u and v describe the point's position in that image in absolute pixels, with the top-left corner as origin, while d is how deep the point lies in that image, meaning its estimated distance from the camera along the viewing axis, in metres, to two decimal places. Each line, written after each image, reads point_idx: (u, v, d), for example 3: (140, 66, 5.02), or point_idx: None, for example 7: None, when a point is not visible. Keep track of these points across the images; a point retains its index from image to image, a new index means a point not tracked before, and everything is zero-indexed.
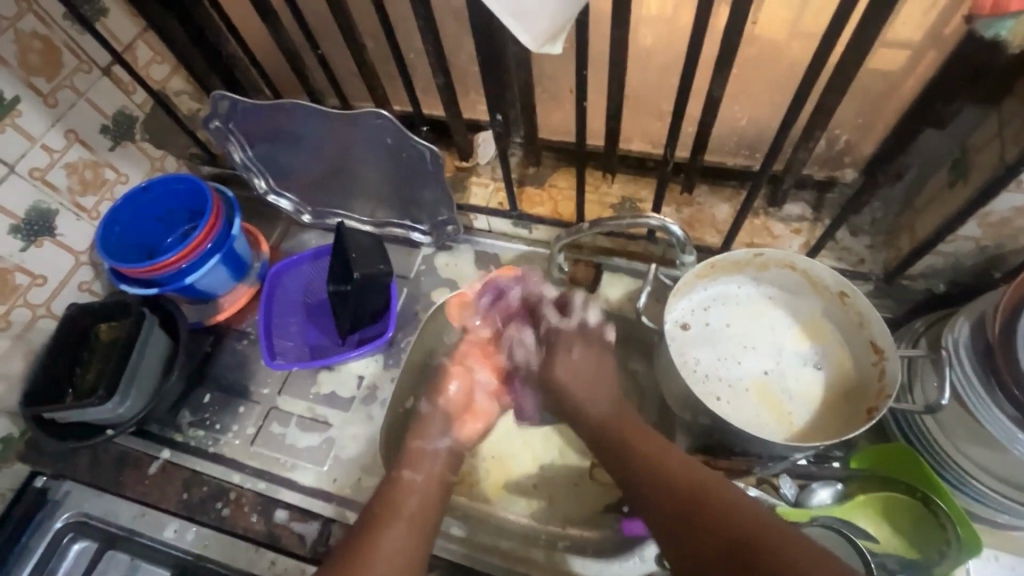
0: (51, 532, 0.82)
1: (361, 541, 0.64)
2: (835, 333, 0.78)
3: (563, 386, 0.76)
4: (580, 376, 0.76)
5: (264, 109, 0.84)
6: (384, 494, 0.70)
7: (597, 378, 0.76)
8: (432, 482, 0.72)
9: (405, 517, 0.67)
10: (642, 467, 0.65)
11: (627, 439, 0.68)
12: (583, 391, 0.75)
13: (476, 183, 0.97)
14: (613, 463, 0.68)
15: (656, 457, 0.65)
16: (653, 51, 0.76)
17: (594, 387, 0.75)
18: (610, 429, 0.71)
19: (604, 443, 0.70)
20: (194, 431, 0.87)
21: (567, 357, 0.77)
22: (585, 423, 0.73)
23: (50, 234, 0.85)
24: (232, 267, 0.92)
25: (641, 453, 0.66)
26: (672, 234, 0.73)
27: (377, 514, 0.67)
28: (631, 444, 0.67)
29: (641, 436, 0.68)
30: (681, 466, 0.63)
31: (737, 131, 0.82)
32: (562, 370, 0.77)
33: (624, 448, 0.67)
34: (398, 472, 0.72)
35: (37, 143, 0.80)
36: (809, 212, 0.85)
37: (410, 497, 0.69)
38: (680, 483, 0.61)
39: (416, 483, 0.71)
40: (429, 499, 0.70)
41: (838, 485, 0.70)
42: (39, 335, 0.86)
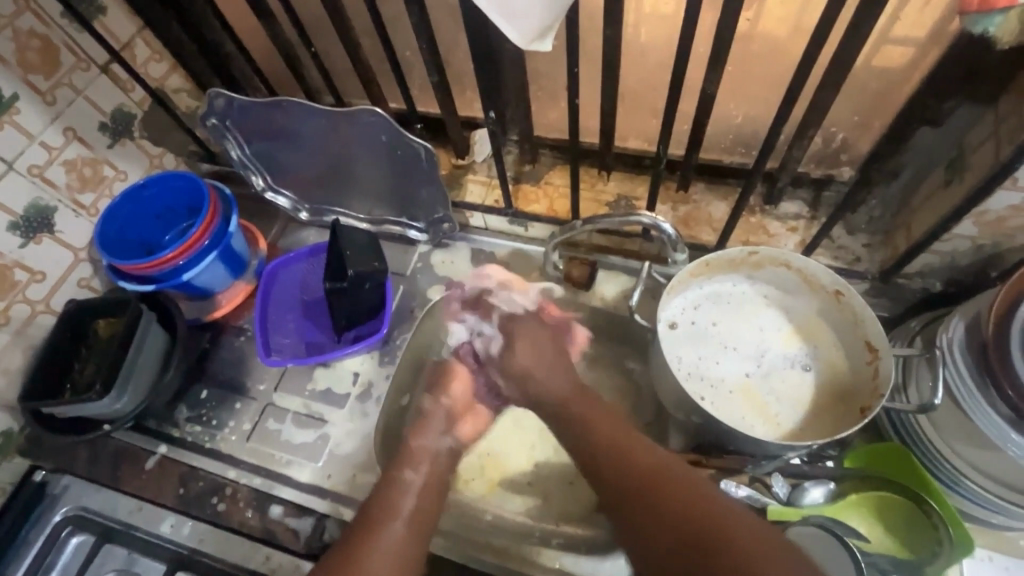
0: (49, 525, 0.83)
1: (354, 543, 0.64)
2: (830, 332, 0.78)
3: (524, 368, 0.80)
4: (540, 356, 0.80)
5: (260, 107, 0.85)
6: (381, 492, 0.70)
7: (552, 368, 0.78)
8: (431, 484, 0.73)
9: (404, 518, 0.67)
10: (604, 448, 0.66)
11: (591, 423, 0.70)
12: (544, 370, 0.78)
13: (472, 180, 0.97)
14: (575, 443, 0.70)
15: (618, 439, 0.66)
16: (648, 49, 0.75)
17: (556, 367, 0.79)
18: (576, 411, 0.72)
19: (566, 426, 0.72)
20: (190, 427, 0.87)
21: (527, 343, 0.82)
22: (546, 400, 0.76)
23: (49, 231, 0.85)
24: (229, 264, 0.92)
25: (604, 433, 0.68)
26: (663, 232, 0.73)
27: (372, 517, 0.67)
28: (596, 426, 0.69)
29: (605, 419, 0.69)
30: (642, 450, 0.64)
31: (733, 129, 0.81)
32: (523, 353, 0.81)
33: (588, 431, 0.69)
34: (398, 472, 0.72)
35: (35, 141, 0.81)
36: (806, 211, 0.84)
37: (409, 497, 0.70)
38: (640, 465, 0.63)
39: (416, 483, 0.71)
40: (428, 499, 0.71)
41: (831, 484, 0.69)
42: (38, 330, 0.86)
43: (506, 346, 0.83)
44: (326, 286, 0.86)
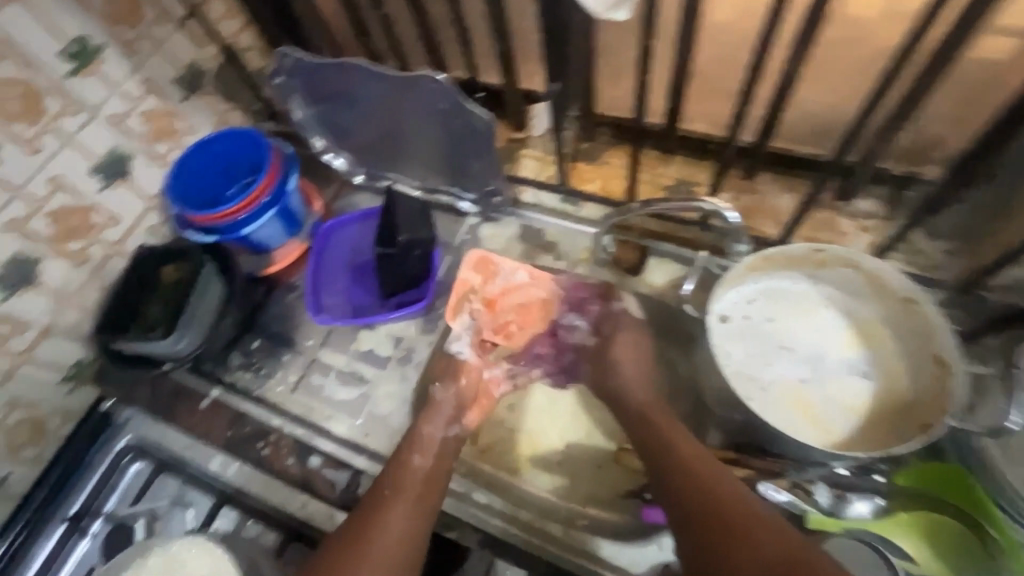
0: (112, 452, 0.89)
1: (359, 529, 0.67)
2: (895, 341, 0.74)
3: (609, 367, 0.79)
4: (635, 357, 0.79)
5: (325, 68, 0.86)
6: (392, 473, 0.73)
7: (641, 376, 0.77)
8: (436, 471, 0.74)
9: (409, 500, 0.70)
10: (680, 468, 0.64)
11: (672, 445, 0.66)
12: (630, 370, 0.77)
13: (527, 155, 0.96)
14: (652, 461, 0.67)
15: (697, 464, 0.63)
16: (725, 26, 0.71)
17: (641, 369, 0.78)
18: (657, 428, 0.70)
19: (647, 446, 0.69)
20: (241, 373, 0.92)
21: (618, 348, 0.80)
22: (629, 405, 0.75)
23: (124, 178, 0.89)
24: (286, 221, 0.95)
25: (683, 454, 0.65)
26: (726, 220, 0.69)
27: (380, 502, 0.69)
28: (675, 448, 0.66)
29: (685, 443, 0.66)
30: (721, 478, 0.61)
31: (810, 117, 0.76)
32: (619, 354, 0.79)
33: (670, 452, 0.66)
34: (408, 455, 0.75)
35: (116, 90, 0.85)
36: (881, 210, 0.79)
37: (416, 482, 0.72)
38: (719, 489, 0.60)
39: (424, 469, 0.74)
40: (432, 485, 0.73)
41: (877, 499, 0.65)
42: (111, 271, 0.91)
43: (603, 343, 0.81)
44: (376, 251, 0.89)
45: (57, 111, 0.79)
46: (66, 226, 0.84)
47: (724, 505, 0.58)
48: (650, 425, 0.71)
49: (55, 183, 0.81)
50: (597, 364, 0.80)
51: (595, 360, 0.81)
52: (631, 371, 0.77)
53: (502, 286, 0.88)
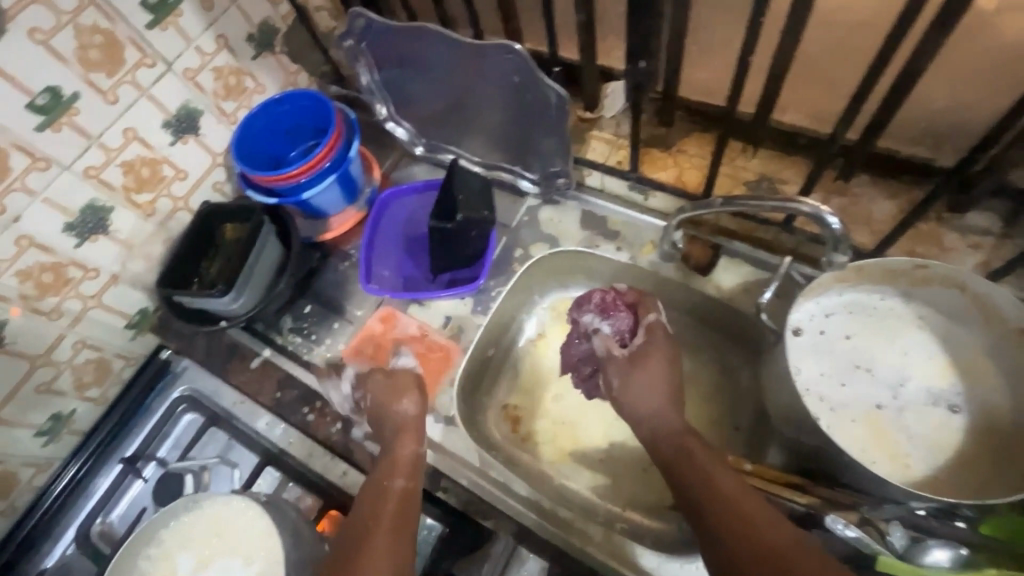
0: (168, 400, 0.93)
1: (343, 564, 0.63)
2: (995, 376, 0.66)
3: (640, 391, 0.73)
4: (664, 379, 0.73)
5: (397, 33, 0.83)
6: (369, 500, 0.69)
7: (667, 400, 0.72)
8: (406, 492, 0.70)
9: (388, 524, 0.65)
10: (718, 506, 0.59)
11: (715, 487, 0.60)
12: (657, 395, 0.72)
13: (596, 137, 0.91)
14: (694, 505, 0.61)
15: (745, 510, 0.57)
16: (843, 5, 0.63)
17: (667, 389, 0.72)
18: (696, 466, 0.64)
19: (684, 486, 0.63)
20: (292, 336, 0.93)
21: (647, 367, 0.74)
22: (655, 429, 0.70)
23: (194, 133, 0.90)
24: (345, 188, 0.94)
25: (728, 496, 0.59)
26: (825, 225, 0.62)
27: (359, 534, 0.65)
28: (718, 489, 0.60)
29: (730, 484, 0.60)
30: (774, 524, 0.55)
31: (925, 115, 0.68)
32: (651, 372, 0.73)
33: (714, 496, 0.60)
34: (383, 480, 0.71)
35: (192, 44, 0.85)
36: (997, 226, 0.70)
37: (391, 504, 0.68)
38: (762, 525, 0.55)
39: (401, 491, 0.70)
40: (404, 507, 0.68)
41: (961, 550, 0.58)
42: (177, 225, 0.93)
43: (631, 359, 0.75)
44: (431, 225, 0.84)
45: (135, 62, 0.79)
46: (137, 178, 0.85)
47: (779, 558, 0.52)
48: (688, 462, 0.65)
49: (129, 134, 0.82)
50: (625, 381, 0.74)
51: (621, 377, 0.75)
52: (660, 398, 0.72)
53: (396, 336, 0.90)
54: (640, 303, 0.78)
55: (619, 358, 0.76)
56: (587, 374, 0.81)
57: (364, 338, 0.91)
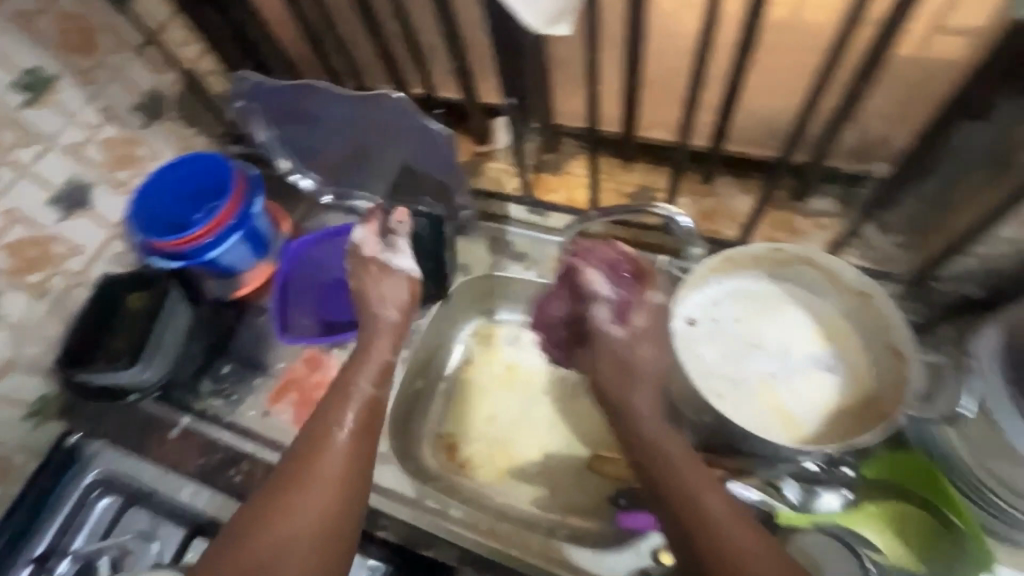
0: (79, 488, 0.87)
1: (302, 457, 0.63)
2: (856, 338, 0.75)
3: (626, 393, 0.66)
4: (656, 375, 0.67)
5: (288, 89, 0.87)
6: (334, 397, 0.69)
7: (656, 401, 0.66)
8: (361, 427, 0.67)
9: (346, 429, 0.66)
10: (682, 517, 0.56)
11: (706, 518, 0.55)
12: (644, 397, 0.66)
13: (492, 168, 0.97)
14: (673, 525, 0.57)
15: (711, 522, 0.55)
16: (674, 36, 0.73)
17: (651, 383, 0.67)
18: (681, 485, 0.58)
19: (668, 499, 0.58)
20: (211, 400, 0.91)
21: (638, 348, 0.68)
22: (638, 432, 0.64)
23: (85, 206, 0.89)
24: (253, 243, 0.94)
25: (714, 521, 0.55)
26: (677, 225, 0.71)
27: (315, 431, 0.65)
28: (709, 521, 0.55)
29: (721, 510, 0.55)
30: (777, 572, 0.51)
31: (760, 120, 0.79)
32: (643, 355, 0.68)
33: (698, 520, 0.55)
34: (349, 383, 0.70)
35: (74, 119, 0.84)
36: (836, 208, 0.81)
37: (352, 408, 0.68)
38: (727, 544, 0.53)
39: (366, 393, 0.70)
40: (361, 446, 0.66)
41: (845, 491, 0.66)
42: (74, 302, 0.90)
43: (623, 340, 0.68)
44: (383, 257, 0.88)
45: (12, 143, 0.78)
46: (24, 259, 0.83)
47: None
48: (672, 480, 0.59)
49: (11, 214, 0.80)
50: (614, 356, 0.68)
51: (608, 359, 0.68)
52: (648, 395, 0.66)
53: (320, 379, 0.91)
54: (615, 272, 0.71)
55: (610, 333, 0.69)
56: (552, 334, 0.79)
57: (286, 385, 0.91)
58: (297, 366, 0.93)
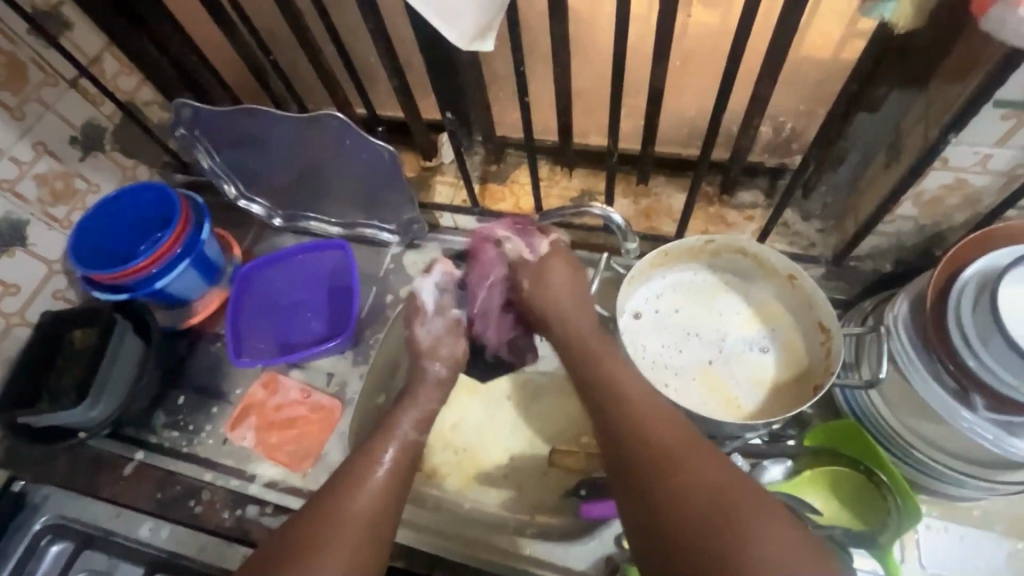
0: (29, 535, 0.84)
1: (342, 483, 0.65)
2: (788, 318, 0.80)
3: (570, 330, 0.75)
4: (568, 284, 0.79)
5: (226, 116, 0.87)
6: (374, 436, 0.72)
7: (575, 303, 0.77)
8: (399, 465, 0.69)
9: (386, 463, 0.68)
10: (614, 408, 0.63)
11: (644, 431, 0.58)
12: (562, 299, 0.77)
13: (440, 182, 1.00)
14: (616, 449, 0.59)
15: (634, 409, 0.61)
16: (599, 48, 0.78)
17: (578, 304, 0.77)
18: (624, 409, 0.62)
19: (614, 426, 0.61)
20: (168, 433, 0.89)
21: (548, 277, 0.78)
22: (560, 330, 0.76)
23: (22, 244, 0.87)
24: (203, 270, 0.93)
25: (626, 397, 0.63)
26: (612, 222, 0.75)
27: (357, 463, 0.68)
28: (648, 434, 0.58)
29: (655, 421, 0.59)
30: (708, 462, 0.53)
31: (686, 121, 0.84)
32: (556, 281, 0.78)
33: (634, 435, 0.59)
34: (391, 421, 0.74)
35: (5, 155, 0.83)
36: (762, 199, 0.87)
37: (391, 444, 0.70)
38: (650, 430, 0.58)
39: (408, 433, 0.73)
40: (395, 480, 0.67)
41: (788, 462, 0.71)
42: (13, 344, 0.88)
43: (535, 268, 0.80)
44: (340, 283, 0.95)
45: None
46: None
47: (666, 452, 0.55)
48: (618, 410, 0.62)
49: None
50: (533, 285, 0.79)
51: (527, 294, 0.80)
52: (566, 295, 0.77)
53: (278, 403, 0.90)
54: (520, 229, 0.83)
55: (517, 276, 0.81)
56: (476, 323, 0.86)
57: (243, 412, 0.90)
58: (258, 390, 0.91)
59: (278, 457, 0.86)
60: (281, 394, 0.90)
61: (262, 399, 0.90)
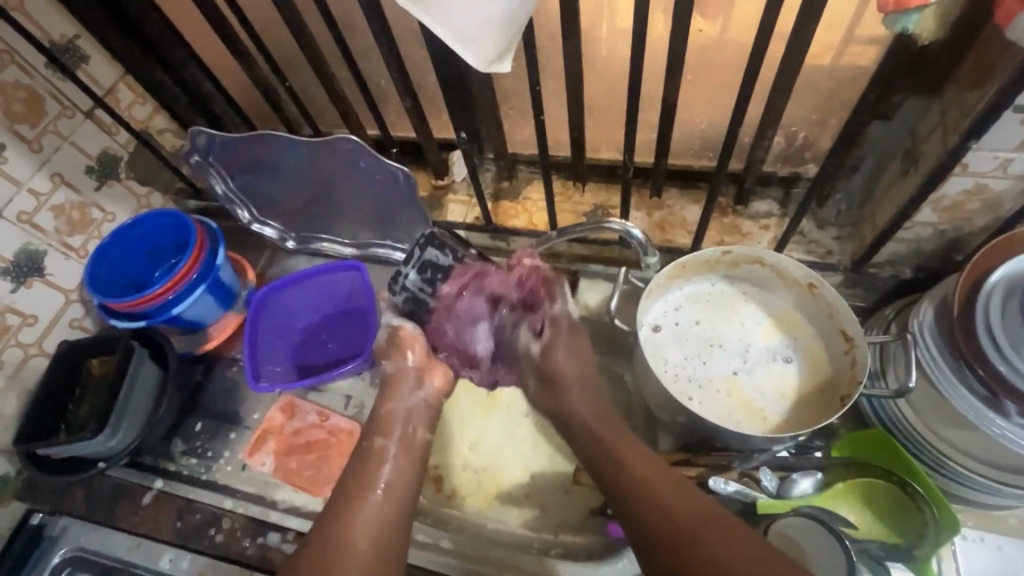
0: (48, 568, 0.83)
1: (334, 510, 0.65)
2: (809, 327, 0.79)
3: (594, 434, 0.70)
4: (576, 368, 0.74)
5: (240, 142, 0.87)
6: (359, 458, 0.70)
7: (587, 391, 0.73)
8: (399, 486, 0.68)
9: (381, 486, 0.67)
10: (627, 475, 0.63)
11: (658, 495, 0.59)
12: (574, 388, 0.73)
13: (452, 200, 1.00)
14: (646, 536, 0.57)
15: (649, 477, 0.61)
16: (610, 63, 0.78)
17: (585, 383, 0.74)
18: (642, 481, 0.61)
19: (639, 512, 0.59)
20: (187, 459, 0.88)
21: (560, 362, 0.74)
22: (568, 419, 0.73)
23: (39, 275, 0.87)
24: (219, 296, 0.94)
25: (632, 465, 0.64)
26: (631, 237, 0.74)
27: (348, 489, 0.66)
28: (662, 496, 0.59)
29: (673, 489, 0.60)
30: (717, 523, 0.55)
31: (698, 134, 0.84)
32: (564, 369, 0.74)
33: (651, 501, 0.59)
34: (370, 441, 0.71)
35: (23, 187, 0.84)
36: (776, 209, 0.87)
37: (384, 465, 0.69)
38: (664, 497, 0.59)
39: (393, 449, 0.70)
40: (392, 515, 0.65)
41: (819, 474, 0.69)
42: (31, 374, 0.88)
43: (545, 353, 0.75)
44: (357, 303, 0.96)
45: None
46: None
47: (679, 517, 0.57)
48: (639, 485, 0.61)
49: None
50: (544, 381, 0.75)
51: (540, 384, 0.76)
52: (579, 391, 0.73)
53: (296, 427, 0.89)
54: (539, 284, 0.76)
55: (539, 358, 0.76)
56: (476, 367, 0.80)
57: (260, 438, 0.89)
58: (276, 415, 0.90)
59: (299, 482, 0.85)
60: (299, 419, 0.90)
61: (279, 425, 0.90)
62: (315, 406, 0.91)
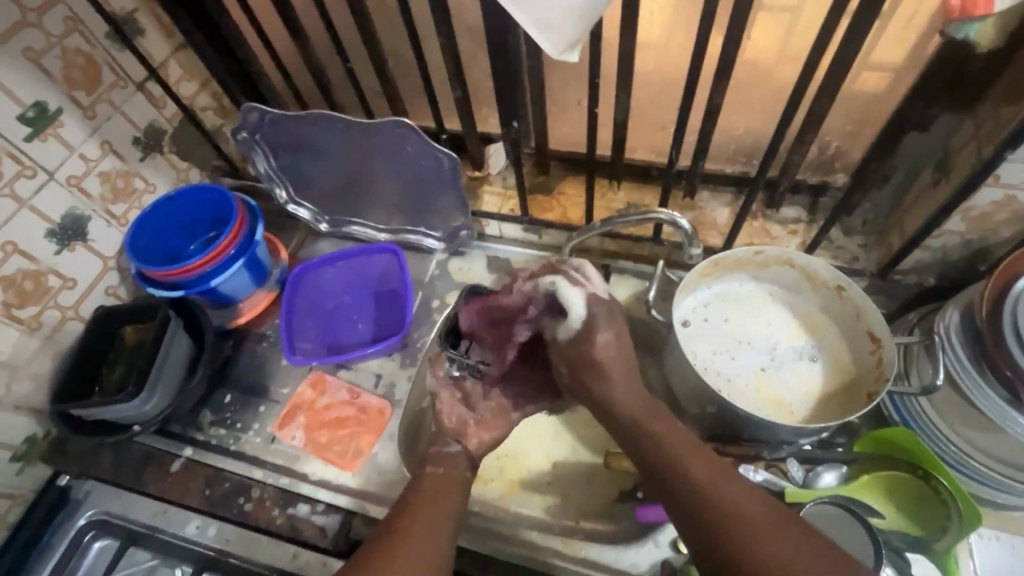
0: (73, 529, 0.84)
1: (397, 517, 0.67)
2: (833, 329, 0.82)
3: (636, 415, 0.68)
4: (616, 357, 0.70)
5: (290, 121, 0.89)
6: (416, 484, 0.72)
7: (625, 377, 0.70)
8: (450, 503, 0.69)
9: (439, 501, 0.69)
10: (672, 468, 0.61)
11: (705, 487, 0.58)
12: (614, 375, 0.70)
13: (488, 191, 1.02)
14: (693, 523, 0.57)
15: (692, 470, 0.60)
16: (656, 68, 0.82)
17: (627, 374, 0.70)
18: (687, 474, 0.60)
19: (687, 507, 0.58)
20: (215, 430, 0.89)
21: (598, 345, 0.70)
22: (608, 410, 0.70)
23: (82, 239, 0.88)
24: (254, 272, 0.95)
25: (675, 457, 0.62)
26: (680, 227, 0.77)
27: (410, 502, 0.69)
28: (710, 488, 0.58)
29: (719, 482, 0.58)
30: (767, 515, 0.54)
31: (735, 139, 0.88)
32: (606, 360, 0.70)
33: (698, 492, 0.58)
34: (422, 470, 0.74)
35: (75, 152, 0.85)
36: (805, 215, 0.90)
37: (441, 485, 0.71)
38: (712, 489, 0.58)
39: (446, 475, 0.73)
40: (445, 524, 0.66)
41: (843, 468, 0.73)
42: (66, 336, 0.89)
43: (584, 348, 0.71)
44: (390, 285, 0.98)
45: (14, 173, 0.79)
46: (19, 291, 0.82)
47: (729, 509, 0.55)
48: (686, 481, 0.59)
49: (8, 247, 0.80)
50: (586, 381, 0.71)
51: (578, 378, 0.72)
52: (623, 388, 0.69)
53: (328, 403, 0.90)
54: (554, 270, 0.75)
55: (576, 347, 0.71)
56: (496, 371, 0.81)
57: (291, 412, 0.90)
58: (308, 391, 0.91)
59: (329, 456, 0.86)
60: (330, 397, 0.91)
61: (310, 401, 0.91)
62: (347, 384, 0.92)
